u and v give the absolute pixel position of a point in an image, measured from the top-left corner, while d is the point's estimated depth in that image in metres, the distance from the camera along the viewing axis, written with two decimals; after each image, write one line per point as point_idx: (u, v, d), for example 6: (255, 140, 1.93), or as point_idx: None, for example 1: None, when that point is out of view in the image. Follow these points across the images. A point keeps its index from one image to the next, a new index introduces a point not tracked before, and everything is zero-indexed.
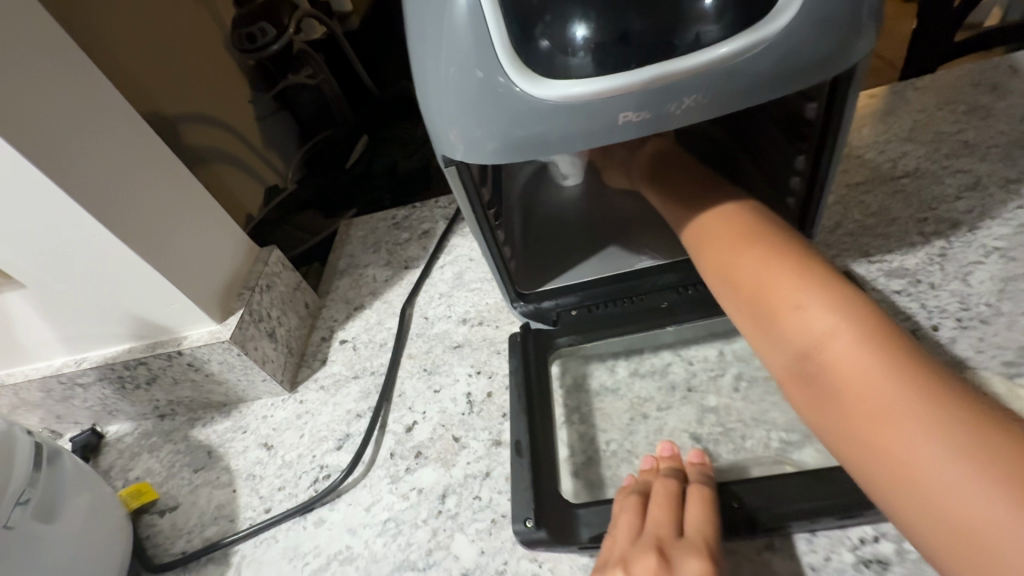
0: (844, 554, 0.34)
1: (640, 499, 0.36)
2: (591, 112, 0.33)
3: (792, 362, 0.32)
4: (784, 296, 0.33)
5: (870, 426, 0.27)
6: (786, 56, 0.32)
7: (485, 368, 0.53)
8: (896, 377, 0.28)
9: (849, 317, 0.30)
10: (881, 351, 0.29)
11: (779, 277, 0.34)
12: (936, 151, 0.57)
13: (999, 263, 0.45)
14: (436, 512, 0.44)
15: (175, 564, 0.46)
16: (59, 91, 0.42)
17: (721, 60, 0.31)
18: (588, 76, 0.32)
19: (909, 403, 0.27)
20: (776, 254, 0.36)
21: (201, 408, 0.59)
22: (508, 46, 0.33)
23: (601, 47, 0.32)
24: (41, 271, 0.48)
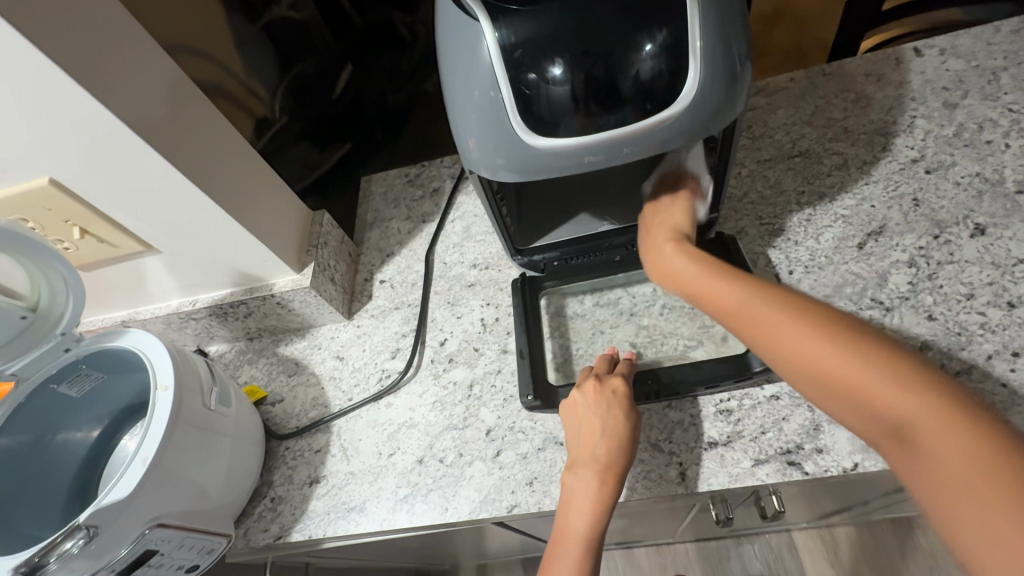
0: (709, 407, 0.59)
1: (590, 371, 0.59)
2: (565, 156, 0.50)
3: (892, 440, 0.37)
4: (851, 375, 0.40)
5: (963, 494, 0.33)
6: (696, 117, 0.49)
7: (493, 300, 0.75)
8: (952, 442, 0.34)
9: (907, 391, 0.37)
10: (952, 416, 0.35)
11: (840, 357, 0.40)
12: (824, 135, 0.76)
13: (841, 226, 0.67)
14: (467, 395, 0.67)
15: (295, 434, 0.70)
16: (172, 100, 0.55)
17: (654, 123, 0.48)
18: (563, 108, 0.49)
19: (984, 465, 0.33)
20: (827, 330, 0.42)
21: (282, 332, 0.80)
22: (509, 83, 0.49)
23: (570, 82, 0.48)
24: (168, 242, 0.64)
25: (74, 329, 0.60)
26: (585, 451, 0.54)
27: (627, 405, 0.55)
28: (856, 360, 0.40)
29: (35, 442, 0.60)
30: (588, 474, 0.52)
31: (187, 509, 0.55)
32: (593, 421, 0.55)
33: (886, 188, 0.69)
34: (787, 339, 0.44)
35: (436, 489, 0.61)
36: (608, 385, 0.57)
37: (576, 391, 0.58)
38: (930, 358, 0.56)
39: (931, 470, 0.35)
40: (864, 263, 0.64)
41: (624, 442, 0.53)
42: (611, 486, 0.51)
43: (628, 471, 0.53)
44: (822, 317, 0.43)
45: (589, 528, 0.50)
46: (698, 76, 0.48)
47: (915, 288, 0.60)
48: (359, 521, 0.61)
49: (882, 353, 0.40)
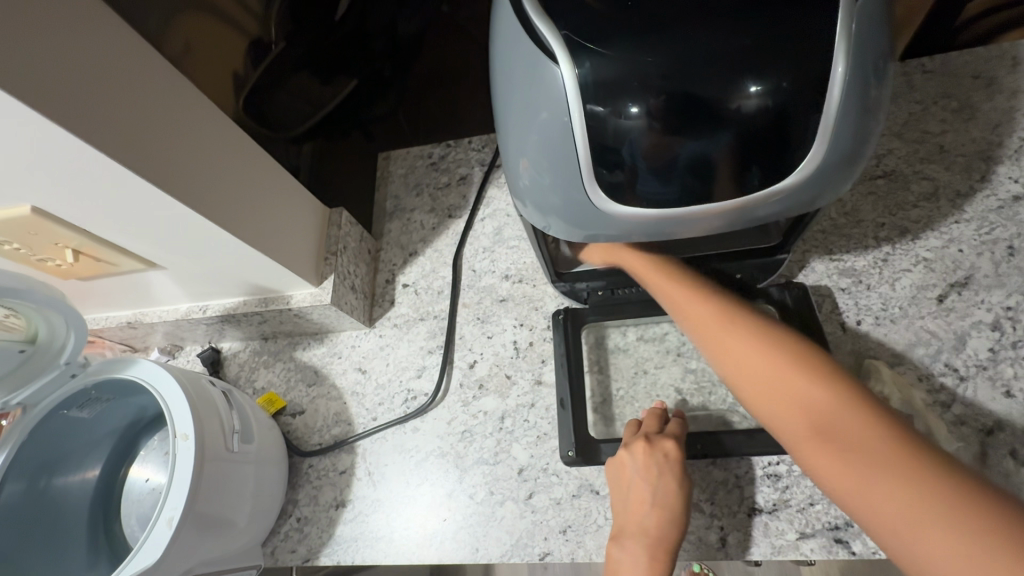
0: (756, 470, 0.56)
1: (636, 426, 0.57)
2: (633, 225, 0.44)
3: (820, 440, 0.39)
4: (791, 390, 0.42)
5: (883, 496, 0.35)
6: (795, 193, 0.41)
7: (526, 321, 0.69)
8: (913, 476, 0.35)
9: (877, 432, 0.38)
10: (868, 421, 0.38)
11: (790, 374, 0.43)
12: (915, 152, 0.66)
13: (921, 272, 0.61)
14: (498, 428, 0.65)
15: (319, 452, 0.67)
16: (161, 109, 0.45)
17: (753, 201, 0.41)
18: (639, 159, 0.40)
19: (899, 462, 0.36)
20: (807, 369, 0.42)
21: (299, 335, 0.75)
22: (578, 122, 0.40)
23: (652, 127, 0.39)
24: (171, 259, 0.57)
25: (80, 355, 0.55)
26: (635, 521, 0.51)
27: (680, 473, 0.52)
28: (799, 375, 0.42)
29: (29, 490, 0.53)
30: (637, 547, 0.50)
31: (216, 552, 0.54)
32: (643, 489, 0.52)
33: (979, 229, 0.61)
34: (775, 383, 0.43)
35: (466, 527, 0.61)
36: (656, 442, 0.54)
37: (624, 450, 0.54)
38: (1001, 440, 0.52)
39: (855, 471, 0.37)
40: (942, 320, 0.58)
41: (674, 515, 0.51)
42: (664, 564, 0.49)
43: (678, 546, 0.50)
44: (799, 354, 0.44)
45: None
46: (820, 150, 0.40)
47: (996, 357, 0.55)
48: (388, 552, 0.61)
49: (846, 394, 0.40)
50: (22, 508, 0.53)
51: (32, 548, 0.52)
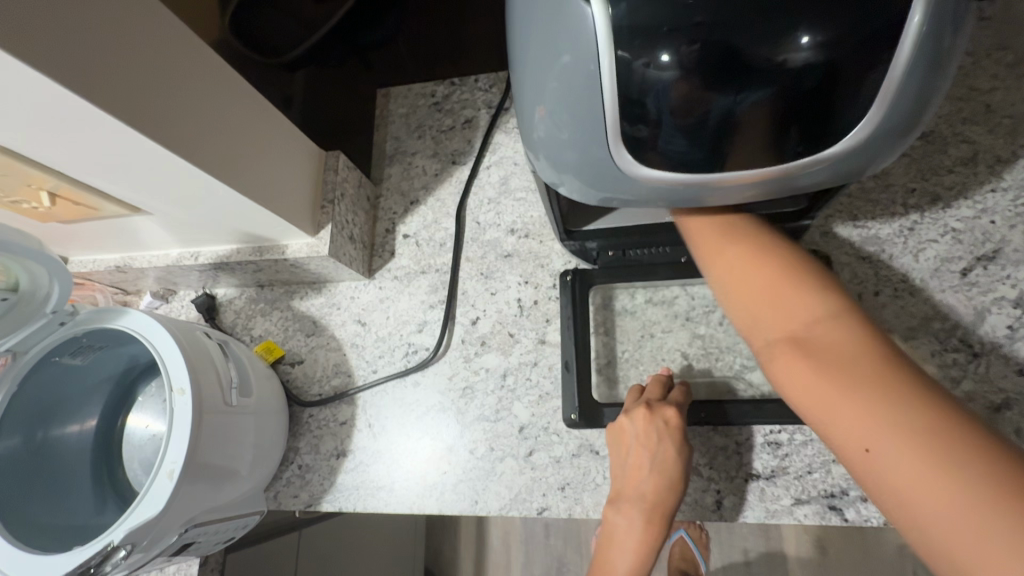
0: (756, 437, 0.56)
1: (637, 392, 0.56)
2: (655, 190, 0.41)
3: (801, 349, 0.38)
4: (778, 297, 0.41)
5: (837, 403, 0.35)
6: (833, 161, 0.38)
7: (532, 278, 0.67)
8: (889, 381, 0.34)
9: (827, 321, 0.38)
10: (850, 334, 0.37)
11: (777, 282, 0.42)
12: (958, 112, 0.61)
13: (948, 244, 0.58)
14: (500, 385, 0.64)
15: (318, 403, 0.67)
16: (135, 41, 0.41)
17: (790, 169, 0.38)
18: (667, 116, 0.36)
19: (874, 374, 0.35)
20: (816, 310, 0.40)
21: (296, 285, 0.73)
22: (603, 70, 0.36)
23: (685, 80, 0.35)
24: (157, 206, 0.54)
25: (67, 304, 0.52)
26: (633, 487, 0.52)
27: (680, 440, 0.52)
28: (796, 290, 0.41)
29: (27, 443, 0.53)
30: (633, 512, 0.51)
31: (219, 500, 0.55)
32: (642, 455, 0.51)
33: (1015, 199, 0.58)
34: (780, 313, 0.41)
35: (465, 480, 0.61)
36: (655, 408, 0.53)
37: (624, 416, 0.54)
38: (1006, 419, 0.52)
39: (827, 369, 0.36)
40: (963, 294, 0.56)
41: (672, 482, 0.51)
42: (659, 530, 0.50)
43: (675, 509, 0.51)
44: (813, 287, 0.41)
45: (632, 569, 0.50)
46: (874, 114, 0.36)
47: (1014, 335, 0.54)
48: (389, 501, 0.63)
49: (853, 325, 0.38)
50: (22, 458, 0.52)
51: (38, 496, 0.52)
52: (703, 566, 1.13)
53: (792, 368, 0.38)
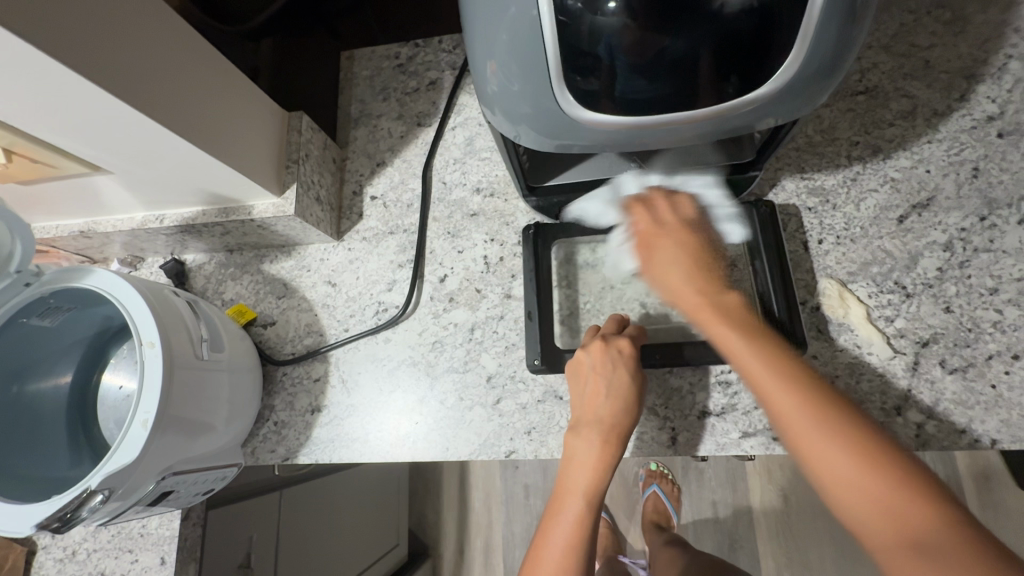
0: (708, 377, 0.60)
1: (594, 329, 0.59)
2: (603, 134, 0.43)
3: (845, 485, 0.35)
4: (789, 409, 0.38)
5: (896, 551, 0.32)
6: (765, 105, 0.41)
7: (497, 236, 0.69)
8: (932, 517, 0.32)
9: (862, 444, 0.36)
10: (876, 458, 0.35)
11: (781, 388, 0.39)
12: (900, 67, 0.64)
13: (886, 193, 0.61)
14: (468, 339, 0.66)
15: (292, 361, 0.69)
16: None
17: (726, 112, 0.40)
18: (613, 63, 0.38)
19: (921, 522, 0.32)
20: (821, 409, 0.38)
21: (266, 248, 0.74)
22: (548, 17, 0.37)
23: (628, 26, 0.36)
24: (117, 165, 0.54)
25: (31, 264, 0.52)
26: (592, 410, 0.54)
27: (633, 367, 0.55)
28: (804, 407, 0.38)
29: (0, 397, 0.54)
30: (592, 433, 0.53)
31: (194, 452, 0.57)
32: (598, 381, 0.55)
33: (948, 150, 0.61)
34: (779, 414, 0.39)
35: (437, 429, 0.64)
36: (611, 338, 0.56)
37: (581, 350, 0.57)
38: (933, 352, 0.56)
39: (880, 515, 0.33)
40: (899, 240, 0.60)
41: (627, 404, 0.54)
42: (616, 448, 0.52)
43: (630, 431, 0.53)
44: (814, 392, 0.39)
45: (591, 484, 0.51)
46: (799, 57, 0.38)
47: (943, 276, 0.58)
48: (363, 452, 0.65)
49: (866, 440, 0.36)
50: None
51: (14, 448, 0.53)
52: (674, 519, 1.20)
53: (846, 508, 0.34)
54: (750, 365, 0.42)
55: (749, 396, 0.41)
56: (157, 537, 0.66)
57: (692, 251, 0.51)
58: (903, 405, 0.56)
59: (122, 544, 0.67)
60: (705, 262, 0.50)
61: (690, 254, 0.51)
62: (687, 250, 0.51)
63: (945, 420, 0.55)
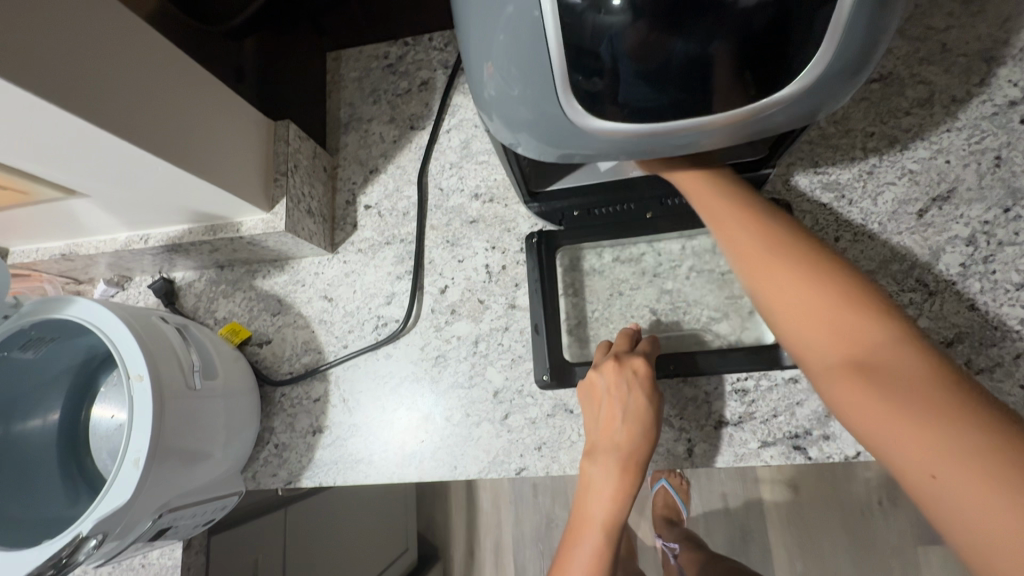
0: (724, 386, 0.57)
1: (607, 347, 0.57)
2: (612, 143, 0.40)
3: (817, 325, 0.36)
4: (773, 266, 0.39)
5: (851, 370, 0.33)
6: (789, 106, 0.37)
7: (498, 244, 0.66)
8: (903, 351, 0.32)
9: (844, 293, 0.36)
10: (851, 301, 0.36)
11: (773, 252, 0.40)
12: (916, 52, 0.61)
13: (905, 186, 0.59)
14: (472, 352, 0.64)
15: (290, 381, 0.66)
16: (48, 9, 0.37)
17: (746, 116, 0.37)
18: (620, 66, 0.35)
19: (893, 352, 0.33)
20: (806, 257, 0.39)
21: (258, 263, 0.71)
22: (551, 18, 0.34)
23: (637, 26, 0.33)
24: (94, 188, 0.51)
25: (8, 296, 0.49)
26: (608, 436, 0.52)
27: (651, 389, 0.52)
28: (788, 266, 0.39)
29: None
30: (609, 460, 0.50)
31: (193, 483, 0.54)
32: (613, 407, 0.52)
33: (969, 138, 0.58)
34: (808, 304, 0.37)
35: (443, 447, 0.62)
36: (623, 359, 0.54)
37: (593, 371, 0.55)
38: (958, 352, 0.54)
39: (848, 352, 0.34)
40: (919, 235, 0.57)
41: (645, 428, 0.51)
42: (636, 479, 0.50)
43: (650, 455, 0.50)
44: (813, 257, 0.39)
45: (611, 518, 0.48)
46: (826, 53, 0.35)
47: (966, 273, 0.56)
48: (368, 473, 0.63)
49: (850, 292, 0.36)
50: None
51: (2, 491, 0.51)
52: (685, 514, 1.18)
53: (812, 346, 0.36)
54: (736, 231, 0.43)
55: (736, 257, 0.42)
56: (159, 568, 0.64)
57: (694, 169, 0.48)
58: None
59: None
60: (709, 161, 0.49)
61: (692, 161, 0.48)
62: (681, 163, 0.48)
63: None
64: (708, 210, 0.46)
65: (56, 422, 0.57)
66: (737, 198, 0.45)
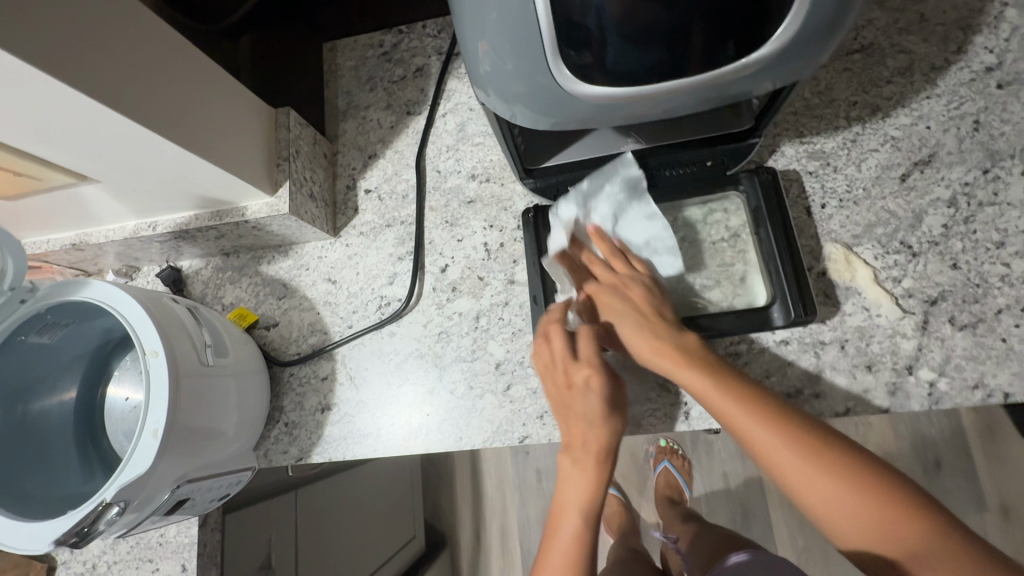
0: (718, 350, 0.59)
1: (554, 323, 0.55)
2: (600, 107, 0.42)
3: (814, 495, 0.41)
4: (765, 448, 0.43)
5: (862, 534, 0.40)
6: (767, 66, 0.39)
7: (496, 222, 0.68)
8: (894, 509, 0.39)
9: (830, 466, 0.41)
10: (845, 475, 0.41)
11: (760, 432, 0.44)
12: (895, 23, 0.63)
13: (888, 152, 0.60)
14: (473, 327, 0.66)
15: (297, 362, 0.68)
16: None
17: (725, 76, 0.39)
18: (607, 34, 0.37)
19: (891, 515, 0.39)
20: (784, 427, 0.43)
21: (262, 249, 0.73)
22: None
23: None
24: (104, 174, 0.52)
25: (25, 280, 0.51)
26: (575, 435, 0.53)
27: (606, 386, 0.52)
28: (784, 451, 0.42)
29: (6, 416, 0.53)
30: (584, 447, 0.52)
31: (208, 457, 0.56)
32: (577, 390, 0.52)
33: (948, 104, 0.60)
34: (803, 486, 0.42)
35: (448, 419, 0.64)
36: (579, 342, 0.54)
37: (552, 356, 0.54)
38: (942, 310, 0.56)
39: (855, 517, 0.40)
40: (902, 199, 0.59)
41: (611, 406, 0.53)
42: (604, 474, 0.51)
43: (621, 430, 0.52)
44: (797, 431, 0.43)
45: (586, 504, 0.50)
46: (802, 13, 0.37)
47: (948, 233, 0.57)
48: (376, 447, 0.65)
49: (835, 464, 0.41)
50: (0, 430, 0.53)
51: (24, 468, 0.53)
52: (686, 492, 1.20)
53: (823, 508, 0.41)
54: (756, 431, 0.44)
55: (728, 428, 0.46)
56: (176, 545, 0.66)
57: (635, 309, 0.53)
58: (914, 364, 0.56)
59: (142, 554, 0.67)
60: (645, 301, 0.54)
61: (625, 300, 0.54)
62: (626, 314, 0.53)
63: (956, 376, 0.55)
64: (686, 376, 0.48)
65: (72, 401, 0.59)
66: (705, 361, 0.48)
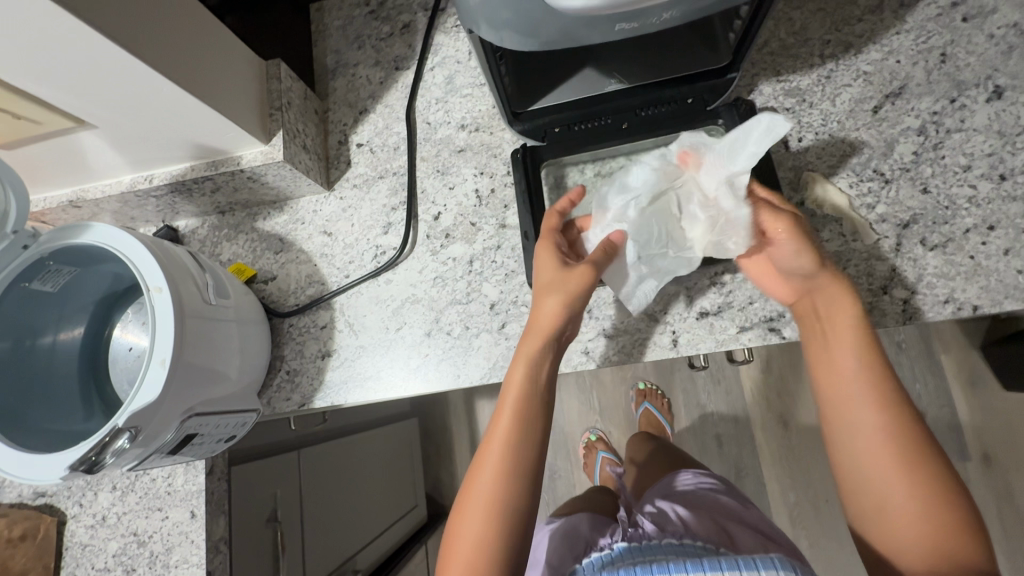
0: (703, 280, 0.62)
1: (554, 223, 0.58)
2: (584, 24, 0.43)
3: (867, 446, 0.48)
4: (851, 396, 0.50)
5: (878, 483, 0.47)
6: None
7: (487, 169, 0.70)
8: (917, 470, 0.46)
9: (899, 435, 0.47)
10: (895, 444, 0.47)
11: (859, 386, 0.49)
12: None
13: (860, 86, 0.63)
14: (467, 271, 0.68)
15: (297, 311, 0.70)
16: None
17: None
18: None
19: (905, 480, 0.46)
20: (882, 396, 0.49)
21: (257, 206, 0.74)
22: None
23: None
24: (102, 117, 0.53)
25: (27, 224, 0.52)
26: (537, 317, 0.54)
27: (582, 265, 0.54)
28: (862, 405, 0.49)
29: (13, 356, 0.55)
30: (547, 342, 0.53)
31: (212, 395, 0.58)
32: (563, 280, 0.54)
33: (917, 39, 0.63)
34: (861, 433, 0.48)
35: (446, 359, 0.66)
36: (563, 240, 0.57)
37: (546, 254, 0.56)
38: (914, 232, 0.59)
39: (879, 468, 0.47)
40: (874, 130, 0.62)
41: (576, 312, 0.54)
42: (544, 343, 0.53)
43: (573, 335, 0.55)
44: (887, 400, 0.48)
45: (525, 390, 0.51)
46: None
47: (918, 160, 0.60)
48: (377, 389, 0.67)
49: (896, 433, 0.47)
50: (8, 371, 0.54)
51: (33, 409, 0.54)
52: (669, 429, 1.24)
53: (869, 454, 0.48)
54: (843, 370, 0.50)
55: (821, 368, 0.52)
56: (184, 493, 0.68)
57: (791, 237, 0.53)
58: (889, 284, 0.58)
59: (151, 504, 0.69)
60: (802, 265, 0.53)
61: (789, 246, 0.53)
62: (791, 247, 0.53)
63: (928, 293, 0.57)
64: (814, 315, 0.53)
65: (77, 346, 0.60)
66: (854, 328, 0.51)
